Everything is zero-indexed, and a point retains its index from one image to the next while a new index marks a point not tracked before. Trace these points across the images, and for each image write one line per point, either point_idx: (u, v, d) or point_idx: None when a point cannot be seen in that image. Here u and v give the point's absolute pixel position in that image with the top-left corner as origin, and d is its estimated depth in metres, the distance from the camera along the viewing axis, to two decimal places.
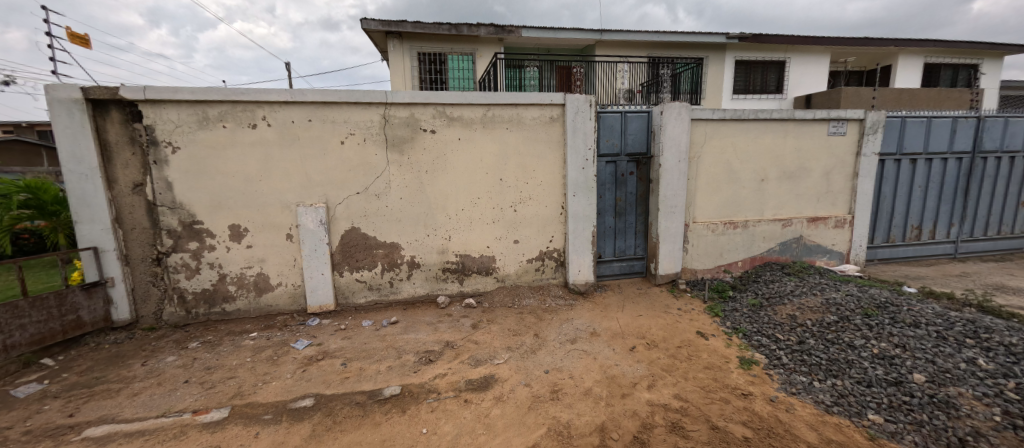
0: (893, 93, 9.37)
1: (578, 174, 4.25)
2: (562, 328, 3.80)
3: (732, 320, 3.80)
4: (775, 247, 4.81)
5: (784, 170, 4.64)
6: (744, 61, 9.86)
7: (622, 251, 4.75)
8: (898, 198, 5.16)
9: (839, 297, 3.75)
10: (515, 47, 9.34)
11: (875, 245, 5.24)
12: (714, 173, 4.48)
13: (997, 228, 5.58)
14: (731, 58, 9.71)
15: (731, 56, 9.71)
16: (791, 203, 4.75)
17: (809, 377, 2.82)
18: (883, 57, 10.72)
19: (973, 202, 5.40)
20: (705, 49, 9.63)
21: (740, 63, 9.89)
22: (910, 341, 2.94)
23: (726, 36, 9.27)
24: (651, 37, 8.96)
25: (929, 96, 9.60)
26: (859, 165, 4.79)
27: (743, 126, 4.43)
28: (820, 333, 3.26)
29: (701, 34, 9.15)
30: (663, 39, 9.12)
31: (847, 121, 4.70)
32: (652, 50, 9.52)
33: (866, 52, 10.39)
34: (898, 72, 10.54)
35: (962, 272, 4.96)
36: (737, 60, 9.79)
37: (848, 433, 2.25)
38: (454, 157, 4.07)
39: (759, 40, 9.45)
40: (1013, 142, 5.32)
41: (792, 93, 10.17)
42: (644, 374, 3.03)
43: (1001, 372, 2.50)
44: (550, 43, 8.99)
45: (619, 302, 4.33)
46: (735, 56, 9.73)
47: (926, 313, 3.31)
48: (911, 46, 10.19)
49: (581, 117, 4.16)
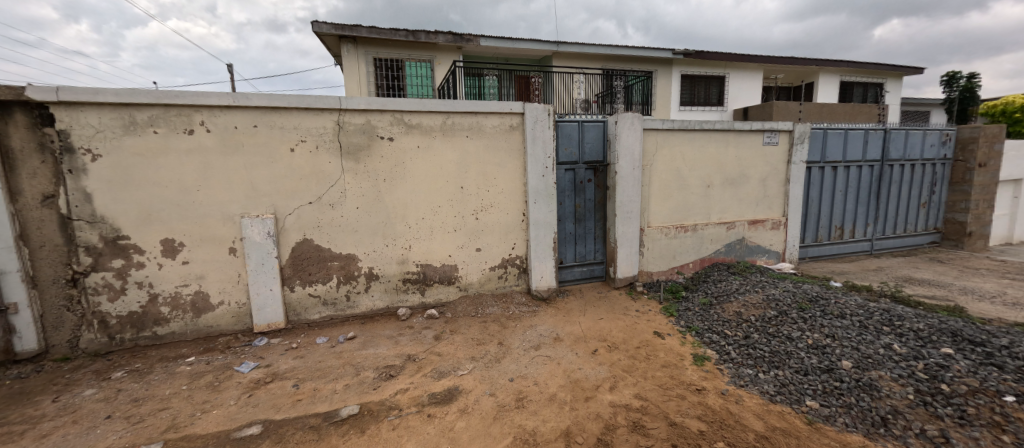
0: (816, 108, 10.44)
1: (539, 182, 4.32)
2: (525, 335, 3.81)
3: (685, 319, 3.97)
4: (722, 249, 5.14)
5: (727, 176, 4.99)
6: (689, 75, 10.58)
7: (583, 256, 4.85)
8: (823, 201, 5.71)
9: (777, 293, 4.06)
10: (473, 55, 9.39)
11: (806, 244, 5.76)
12: (666, 180, 4.72)
13: (904, 227, 6.34)
14: (678, 73, 10.38)
15: (678, 70, 10.37)
16: (734, 207, 5.11)
17: (755, 369, 3.02)
18: (807, 75, 11.94)
19: (884, 204, 6.11)
20: (654, 63, 10.22)
21: (686, 77, 10.59)
22: (838, 331, 3.24)
23: (672, 52, 9.92)
24: (604, 51, 9.37)
25: (846, 111, 10.78)
26: (791, 172, 5.26)
27: (690, 136, 4.72)
28: (762, 327, 3.51)
29: (650, 49, 9.70)
30: (615, 53, 9.57)
31: (779, 132, 5.15)
32: (605, 62, 9.97)
33: (794, 70, 11.52)
34: (819, 89, 11.78)
35: (877, 267, 5.56)
36: (683, 74, 10.48)
37: (790, 419, 2.48)
38: (414, 165, 3.99)
39: (701, 57, 10.19)
40: (913, 151, 6.09)
41: (731, 106, 11.06)
42: (606, 376, 3.10)
43: (912, 355, 2.83)
44: (508, 53, 9.15)
45: (581, 306, 4.40)
46: (681, 70, 10.41)
47: (850, 304, 3.68)
48: (828, 66, 11.45)
49: (539, 126, 4.24)
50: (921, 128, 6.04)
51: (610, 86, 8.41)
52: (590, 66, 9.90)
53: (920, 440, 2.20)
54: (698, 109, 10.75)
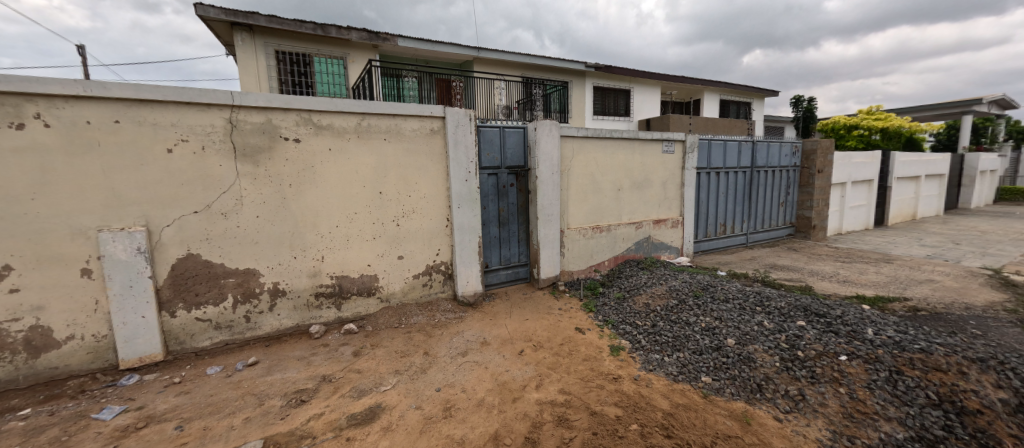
0: (703, 121, 12.08)
1: (462, 187, 4.29)
2: (452, 342, 3.74)
3: (602, 313, 4.26)
4: (632, 246, 5.64)
5: (634, 180, 5.50)
6: (600, 87, 11.48)
7: (507, 259, 4.93)
8: (710, 202, 6.61)
9: (677, 284, 4.58)
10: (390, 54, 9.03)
11: (699, 239, 6.60)
12: (582, 184, 5.03)
13: (770, 222, 7.62)
14: (591, 85, 11.20)
15: (590, 82, 11.19)
16: (641, 209, 5.65)
17: (661, 353, 3.37)
18: (696, 93, 13.77)
19: (755, 204, 7.27)
20: (570, 74, 10.88)
21: (597, 89, 11.47)
22: (724, 313, 3.76)
23: (585, 65, 10.66)
24: (523, 59, 9.70)
25: (725, 125, 12.66)
26: (685, 177, 6.00)
27: (601, 144, 5.11)
28: (666, 315, 3.92)
29: (565, 61, 10.30)
30: (534, 62, 9.98)
31: (674, 142, 5.83)
32: (525, 71, 10.34)
33: (685, 87, 13.19)
34: (705, 105, 13.66)
35: (752, 257, 6.59)
36: (595, 86, 11.33)
37: (690, 395, 2.81)
38: (326, 169, 3.69)
39: (610, 71, 11.12)
40: (773, 160, 7.37)
41: (637, 117, 12.26)
42: (532, 375, 3.18)
43: (777, 328, 3.41)
44: (428, 55, 8.99)
45: (507, 308, 4.46)
46: (593, 82, 11.25)
47: (733, 290, 4.29)
48: (711, 86, 13.34)
49: (461, 131, 4.22)
50: (778, 141, 7.34)
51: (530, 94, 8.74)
52: (510, 74, 10.20)
53: (784, 400, 2.69)
54: (609, 119, 11.72)
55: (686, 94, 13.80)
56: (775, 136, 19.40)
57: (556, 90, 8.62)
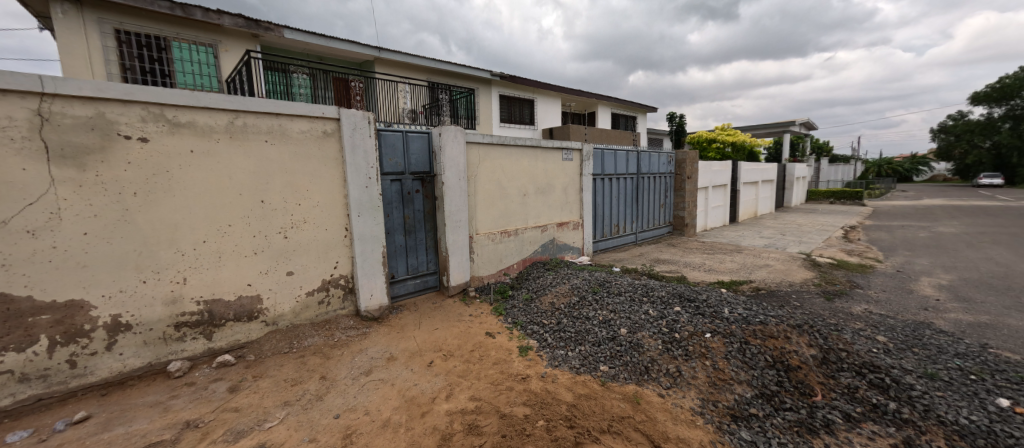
0: (598, 132, 13.35)
1: (362, 194, 4.01)
2: (353, 361, 3.45)
3: (512, 316, 4.36)
4: (538, 249, 5.90)
5: (538, 186, 5.78)
6: (506, 96, 11.91)
7: (415, 268, 4.75)
8: (605, 205, 7.29)
9: (578, 282, 4.92)
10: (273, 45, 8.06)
11: (597, 240, 7.22)
12: (489, 190, 5.11)
13: (654, 222, 8.70)
14: (496, 93, 11.53)
15: (496, 90, 11.53)
16: (545, 213, 5.97)
17: (565, 349, 3.56)
18: (591, 106, 15.16)
19: (641, 206, 8.25)
20: (476, 81, 11.06)
21: (503, 98, 11.88)
22: (617, 305, 4.15)
23: (490, 73, 10.93)
24: (429, 63, 9.56)
25: (616, 136, 14.19)
26: (583, 183, 6.52)
27: (506, 151, 5.26)
28: (569, 312, 4.17)
29: (472, 68, 10.44)
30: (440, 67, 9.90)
31: (573, 150, 6.31)
32: (431, 75, 10.20)
33: (582, 100, 14.43)
34: (599, 117, 15.13)
35: (641, 253, 7.44)
36: (501, 94, 11.71)
37: (590, 385, 3.02)
38: (186, 174, 3.10)
39: (515, 81, 11.62)
40: (654, 167, 8.45)
41: (541, 126, 13.01)
42: (441, 386, 3.09)
43: (659, 314, 3.88)
44: (321, 50, 8.26)
45: (416, 320, 4.28)
46: (499, 91, 11.61)
47: (624, 284, 4.78)
48: (604, 100, 14.84)
49: (359, 134, 3.95)
50: (657, 151, 8.45)
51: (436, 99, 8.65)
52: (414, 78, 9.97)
53: (665, 377, 3.06)
54: (516, 127, 12.20)
55: (583, 107, 15.11)
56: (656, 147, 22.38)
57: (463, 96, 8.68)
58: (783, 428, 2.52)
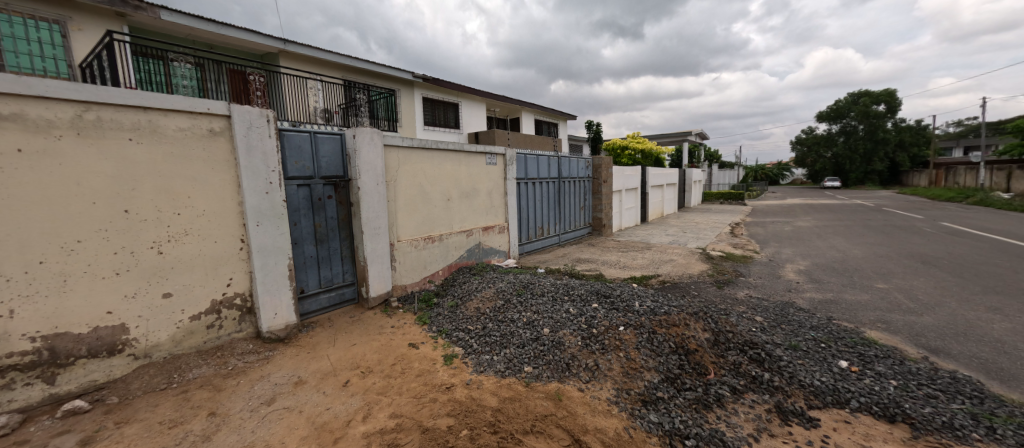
0: (523, 137, 13.79)
1: (261, 200, 3.58)
2: (253, 390, 3.04)
3: (436, 324, 4.23)
4: (464, 254, 5.85)
5: (462, 191, 5.74)
6: (429, 99, 11.72)
7: (329, 281, 4.38)
8: (529, 209, 7.52)
9: (504, 285, 4.96)
10: (145, 27, 6.93)
11: (522, 242, 7.41)
12: (410, 195, 4.93)
13: (575, 224, 9.20)
14: (419, 95, 11.27)
15: (419, 92, 11.30)
16: (470, 217, 5.95)
17: (490, 353, 3.55)
18: (515, 112, 15.61)
19: (563, 209, 8.67)
20: (398, 82, 10.72)
21: (427, 100, 11.68)
22: (541, 306, 4.27)
23: (412, 75, 10.64)
24: (344, 61, 9.03)
25: (540, 141, 14.80)
26: (508, 187, 6.65)
27: (428, 155, 5.13)
28: (494, 316, 4.18)
29: (393, 68, 10.09)
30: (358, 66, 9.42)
31: (496, 155, 6.40)
32: (347, 74, 9.65)
33: (507, 106, 14.78)
34: (523, 123, 15.64)
35: (564, 253, 7.80)
36: (424, 96, 11.50)
37: (515, 387, 3.05)
38: (10, 179, 2.45)
39: (438, 84, 11.49)
40: (574, 172, 8.95)
41: (466, 130, 13.04)
42: (358, 407, 2.86)
43: (580, 312, 4.08)
44: (209, 38, 7.30)
45: (330, 337, 3.93)
46: (422, 93, 11.39)
47: (547, 284, 4.94)
48: (527, 107, 15.37)
49: (256, 134, 3.52)
50: (577, 157, 8.97)
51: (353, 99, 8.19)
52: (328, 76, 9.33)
53: (585, 371, 3.21)
54: (441, 130, 12.04)
55: (508, 112, 15.50)
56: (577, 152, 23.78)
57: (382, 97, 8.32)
58: (684, 406, 2.79)
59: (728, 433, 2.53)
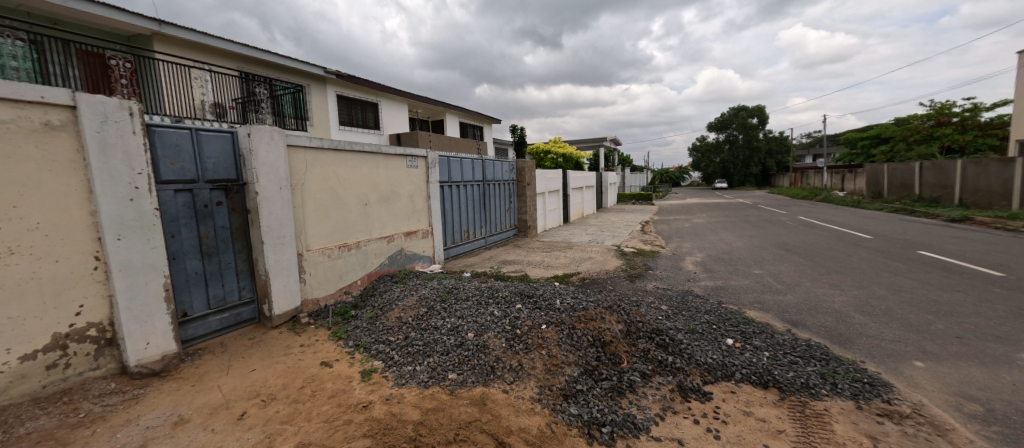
0: (448, 139, 13.68)
1: (125, 208, 2.99)
2: (115, 438, 2.50)
3: (353, 338, 3.95)
4: (385, 261, 5.58)
5: (381, 194, 5.47)
6: (344, 97, 11.09)
7: (221, 300, 3.83)
8: (454, 212, 7.45)
9: (427, 291, 4.82)
10: None
11: (448, 246, 7.30)
12: (321, 200, 4.55)
13: (501, 226, 9.35)
14: (332, 92, 10.66)
15: (332, 90, 10.65)
16: (391, 222, 5.70)
17: (412, 364, 3.41)
18: (439, 113, 15.41)
19: (489, 211, 8.75)
20: (306, 77, 10.02)
21: (341, 98, 11.03)
22: (465, 311, 4.22)
23: (324, 70, 10.08)
24: (238, 49, 8.22)
25: (465, 144, 14.83)
26: (431, 190, 6.52)
27: (341, 157, 4.79)
28: (417, 324, 4.03)
29: (299, 62, 9.43)
30: (255, 56, 8.64)
31: (418, 157, 6.25)
32: (243, 65, 8.77)
33: (430, 107, 14.52)
34: (447, 125, 15.50)
35: (490, 256, 7.87)
36: (338, 94, 10.85)
37: (438, 396, 2.95)
38: None
39: (354, 81, 10.94)
40: (499, 175, 9.10)
41: (387, 131, 12.56)
42: (257, 441, 2.52)
43: (504, 313, 4.11)
44: (53, 11, 6.14)
45: (223, 364, 3.43)
46: (335, 90, 10.75)
47: (472, 289, 4.91)
48: (451, 109, 15.27)
49: (114, 129, 2.93)
50: (501, 160, 9.14)
51: (251, 93, 7.43)
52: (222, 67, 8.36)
53: (509, 372, 3.24)
54: (358, 131, 11.45)
55: (431, 114, 15.23)
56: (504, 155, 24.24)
57: (286, 93, 7.69)
58: (601, 395, 2.96)
59: (639, 416, 2.74)
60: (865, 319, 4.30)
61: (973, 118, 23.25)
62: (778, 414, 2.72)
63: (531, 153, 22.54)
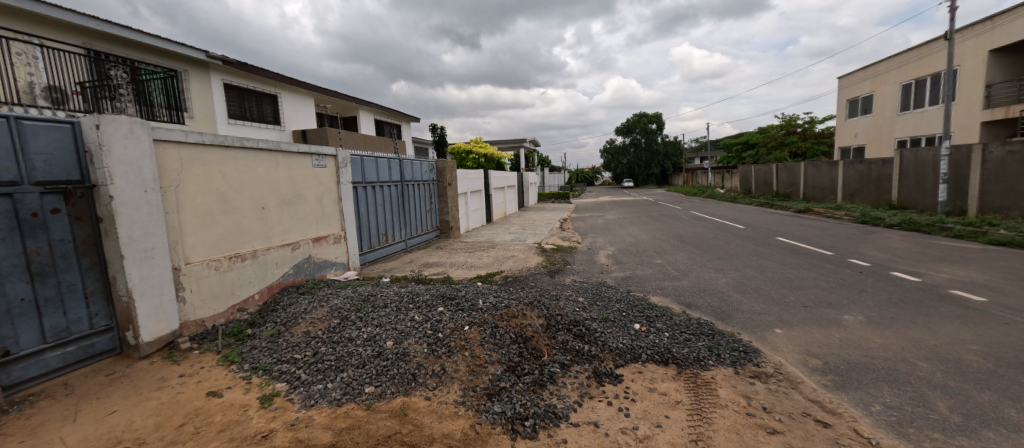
0: (362, 137, 12.90)
1: None
2: None
3: (249, 360, 3.47)
4: (288, 271, 5.04)
5: (281, 197, 4.96)
6: (233, 86, 9.81)
7: (62, 330, 3.08)
8: (370, 215, 7.05)
9: (340, 301, 4.45)
10: None
11: (364, 251, 6.87)
12: (203, 204, 3.93)
13: (422, 228, 9.09)
14: (218, 80, 9.36)
15: (218, 77, 9.35)
16: (295, 228, 5.18)
17: (322, 382, 3.11)
18: (351, 110, 14.43)
19: (409, 213, 8.45)
20: (183, 62, 8.65)
21: (230, 88, 9.74)
22: (383, 319, 4.00)
23: (206, 55, 8.79)
24: (84, 23, 6.77)
25: (380, 143, 14.15)
26: (341, 192, 6.10)
27: (229, 154, 4.20)
28: (328, 338, 3.70)
29: (173, 43, 8.11)
30: (110, 32, 7.20)
31: (325, 156, 5.80)
32: (91, 41, 7.23)
33: (340, 103, 13.53)
34: (361, 121, 14.59)
35: (410, 259, 7.60)
36: (225, 83, 9.56)
37: (353, 413, 2.73)
38: None
39: (245, 69, 9.74)
40: (418, 175, 8.85)
41: (289, 127, 11.42)
42: None
43: (425, 318, 3.99)
44: None
45: (66, 410, 2.74)
46: (222, 78, 9.45)
47: (391, 295, 4.68)
48: (364, 105, 14.41)
49: None
50: (420, 160, 8.91)
51: (104, 76, 6.18)
52: (65, 48, 6.85)
53: (431, 378, 3.14)
54: (252, 126, 10.25)
55: (342, 109, 14.20)
56: (424, 154, 23.59)
57: (155, 79, 6.57)
58: (524, 390, 3.02)
59: (559, 405, 2.87)
60: (741, 296, 5.08)
61: (811, 129, 29.06)
62: (676, 386, 3.07)
63: (453, 153, 22.28)
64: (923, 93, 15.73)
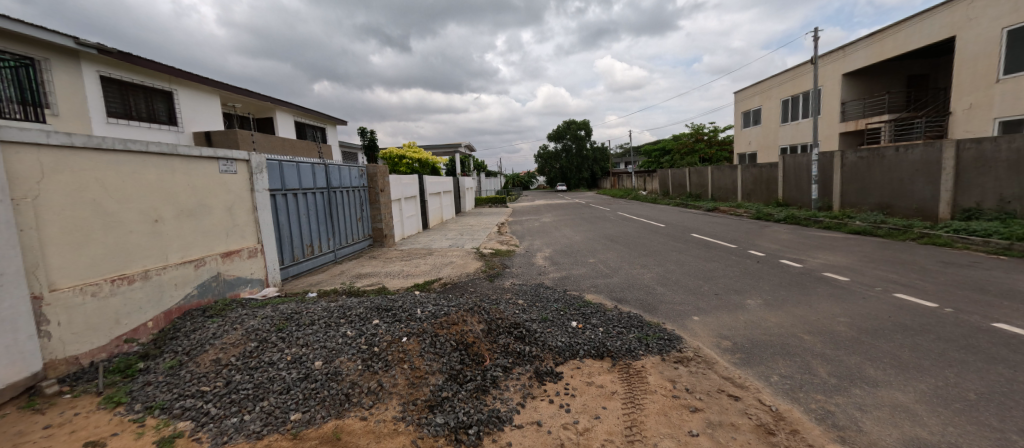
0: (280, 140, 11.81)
1: None
2: None
3: (142, 399, 2.96)
4: (191, 292, 4.42)
5: (180, 208, 4.34)
6: (112, 79, 8.39)
7: None
8: (291, 224, 6.47)
9: (256, 322, 4.00)
10: None
11: (286, 265, 6.28)
12: (74, 218, 3.29)
13: (352, 237, 8.56)
14: (93, 73, 7.96)
15: (92, 68, 7.93)
16: (198, 242, 4.56)
17: (238, 415, 2.77)
18: (266, 110, 13.15)
19: (337, 221, 7.91)
20: (41, 48, 7.20)
21: (107, 81, 8.31)
22: (310, 337, 3.68)
23: (76, 41, 7.42)
24: None
25: (302, 146, 13.08)
26: (256, 200, 5.51)
27: (108, 158, 3.58)
28: (243, 365, 3.30)
29: (30, 27, 6.72)
30: None
31: (234, 161, 5.21)
32: None
33: (252, 102, 12.25)
34: (278, 123, 13.35)
35: (340, 270, 7.11)
36: (101, 75, 8.13)
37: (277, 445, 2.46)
38: None
39: (128, 60, 8.39)
40: (346, 181, 8.33)
41: (188, 128, 10.05)
42: None
43: (359, 333, 3.75)
44: None
45: None
46: (96, 69, 8.03)
47: (318, 311, 4.32)
48: (282, 105, 13.22)
49: None
50: (348, 166, 8.40)
51: None
52: None
53: (367, 397, 2.96)
54: (139, 126, 8.85)
55: (254, 109, 12.85)
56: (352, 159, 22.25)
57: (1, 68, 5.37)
58: (466, 398, 2.98)
59: (502, 409, 2.88)
60: (663, 289, 5.57)
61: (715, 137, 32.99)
62: (611, 377, 3.27)
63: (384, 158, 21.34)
64: (796, 108, 18.76)
